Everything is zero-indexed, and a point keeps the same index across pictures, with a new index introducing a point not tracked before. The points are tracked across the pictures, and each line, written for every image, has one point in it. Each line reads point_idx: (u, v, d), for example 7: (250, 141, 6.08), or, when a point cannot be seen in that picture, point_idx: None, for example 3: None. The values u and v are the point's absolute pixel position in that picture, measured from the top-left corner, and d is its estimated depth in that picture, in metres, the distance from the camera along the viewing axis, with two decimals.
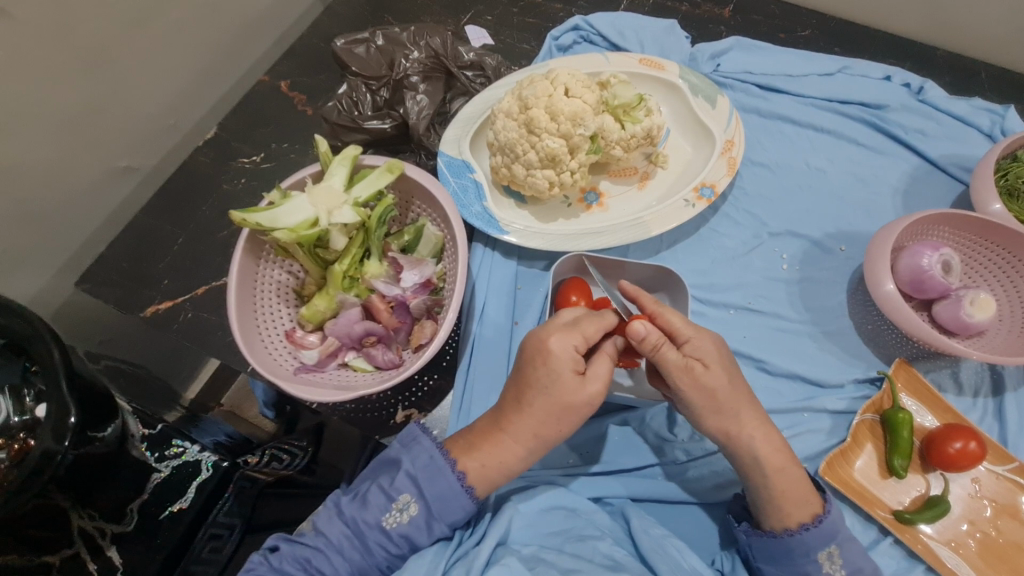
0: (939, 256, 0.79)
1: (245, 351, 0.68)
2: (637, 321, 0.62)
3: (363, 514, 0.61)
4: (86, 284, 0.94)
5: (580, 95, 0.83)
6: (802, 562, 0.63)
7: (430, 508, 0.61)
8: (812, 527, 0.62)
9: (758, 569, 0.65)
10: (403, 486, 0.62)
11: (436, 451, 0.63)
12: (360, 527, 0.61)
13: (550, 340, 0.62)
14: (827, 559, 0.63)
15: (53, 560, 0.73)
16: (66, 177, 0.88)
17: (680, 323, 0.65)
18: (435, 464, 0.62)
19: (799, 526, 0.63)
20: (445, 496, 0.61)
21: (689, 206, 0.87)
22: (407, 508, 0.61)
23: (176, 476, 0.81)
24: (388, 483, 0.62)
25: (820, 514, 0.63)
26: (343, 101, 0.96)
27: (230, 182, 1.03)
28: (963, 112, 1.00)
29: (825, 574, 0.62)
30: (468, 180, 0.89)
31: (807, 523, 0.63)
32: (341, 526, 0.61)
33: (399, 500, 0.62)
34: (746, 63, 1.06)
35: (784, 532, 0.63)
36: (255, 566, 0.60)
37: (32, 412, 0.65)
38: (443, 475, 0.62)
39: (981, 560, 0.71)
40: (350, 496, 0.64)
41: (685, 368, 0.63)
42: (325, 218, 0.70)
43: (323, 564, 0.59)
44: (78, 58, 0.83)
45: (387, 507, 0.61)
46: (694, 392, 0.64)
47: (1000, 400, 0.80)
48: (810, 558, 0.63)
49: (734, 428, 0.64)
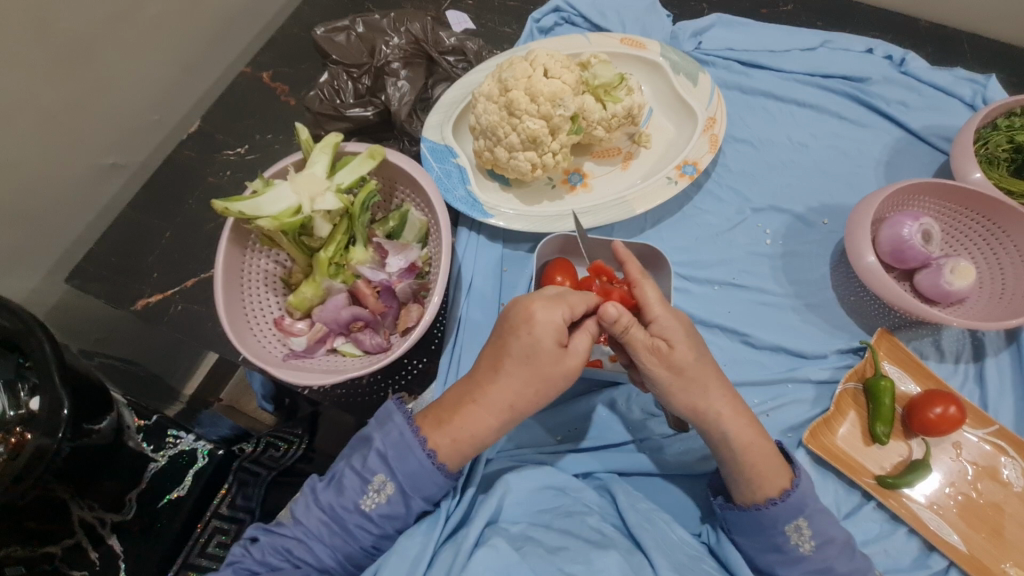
0: (920, 226, 0.80)
1: (234, 338, 0.69)
2: (610, 304, 0.62)
3: (340, 500, 0.61)
4: (76, 281, 0.94)
5: (560, 75, 0.83)
6: (770, 534, 0.63)
7: (404, 486, 0.61)
8: (780, 501, 0.62)
9: (732, 540, 0.66)
10: (376, 466, 0.61)
11: (405, 427, 0.62)
12: (337, 513, 0.61)
13: (534, 309, 0.62)
14: (796, 532, 0.62)
15: (54, 550, 0.73)
16: (52, 177, 0.88)
17: (653, 297, 0.65)
18: (405, 441, 0.61)
19: (767, 501, 0.63)
20: (417, 473, 0.61)
21: (672, 183, 0.88)
22: (383, 489, 0.61)
23: (171, 467, 0.81)
24: (361, 464, 0.62)
25: (787, 489, 0.63)
26: (324, 90, 0.97)
27: (216, 174, 1.03)
28: (944, 82, 1.00)
29: (792, 546, 0.62)
30: (451, 165, 0.89)
31: (774, 497, 0.63)
32: (318, 513, 0.61)
33: (374, 482, 0.61)
34: (728, 40, 1.06)
35: (753, 506, 0.63)
36: (238, 559, 0.59)
37: (26, 406, 0.66)
38: (412, 451, 0.61)
39: (962, 521, 0.72)
40: (326, 480, 0.63)
41: (652, 348, 0.64)
42: (308, 205, 0.71)
43: (304, 554, 0.59)
44: (59, 54, 0.83)
45: (363, 490, 0.61)
46: (662, 369, 0.64)
47: (981, 365, 0.81)
48: (778, 529, 0.62)
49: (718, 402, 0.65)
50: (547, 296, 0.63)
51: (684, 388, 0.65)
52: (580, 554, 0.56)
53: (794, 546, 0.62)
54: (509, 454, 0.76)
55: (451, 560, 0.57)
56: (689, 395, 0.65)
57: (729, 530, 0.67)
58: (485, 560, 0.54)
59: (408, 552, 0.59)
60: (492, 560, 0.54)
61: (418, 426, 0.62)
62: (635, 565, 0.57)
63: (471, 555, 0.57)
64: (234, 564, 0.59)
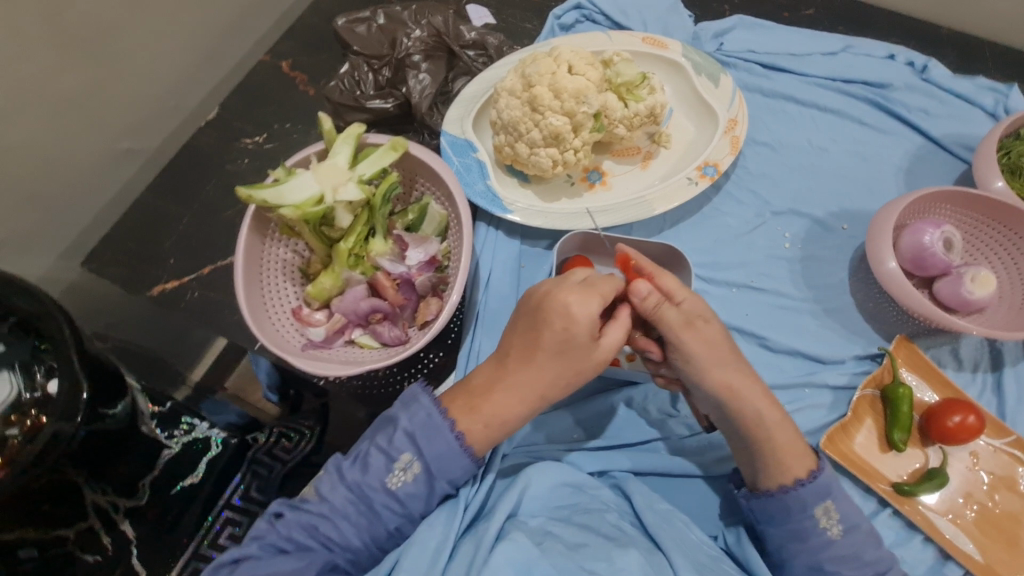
0: (941, 234, 0.80)
1: (253, 327, 0.68)
2: (640, 283, 0.66)
3: (367, 478, 0.61)
4: (92, 264, 0.96)
5: (584, 72, 0.82)
6: (797, 520, 0.62)
7: (431, 466, 0.61)
8: (807, 482, 0.62)
9: (762, 532, 0.66)
10: (404, 445, 0.61)
11: (433, 408, 0.62)
12: (364, 491, 0.60)
13: (573, 307, 0.61)
14: (825, 516, 0.62)
15: (67, 534, 0.72)
16: (69, 162, 0.88)
17: (674, 285, 0.68)
18: (433, 422, 0.62)
19: (794, 483, 0.63)
20: (444, 454, 0.61)
21: (693, 184, 0.87)
22: (410, 467, 0.61)
23: (187, 452, 0.81)
24: (387, 443, 0.62)
25: (815, 470, 0.63)
26: (345, 81, 0.97)
27: (234, 162, 1.03)
28: (966, 90, 1.00)
29: (822, 530, 0.62)
30: (471, 159, 0.89)
31: (802, 478, 0.63)
32: (344, 491, 0.60)
33: (401, 460, 0.61)
34: (750, 42, 1.05)
35: (779, 490, 0.63)
36: (262, 534, 0.59)
37: (43, 388, 0.65)
38: (440, 431, 0.61)
39: (978, 529, 0.72)
40: (350, 458, 0.63)
41: (687, 325, 0.65)
42: (331, 195, 0.71)
43: (331, 531, 0.59)
44: (79, 37, 0.82)
45: (390, 468, 0.61)
46: (700, 345, 0.64)
47: (998, 374, 0.81)
48: (807, 513, 0.62)
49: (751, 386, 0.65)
50: (585, 284, 0.63)
51: (720, 364, 0.65)
52: (601, 552, 0.56)
53: (821, 530, 0.62)
54: (525, 449, 0.76)
55: (472, 556, 0.58)
56: (728, 374, 0.65)
57: (756, 522, 0.66)
58: (507, 552, 0.55)
59: (428, 543, 0.60)
60: (512, 551, 0.55)
61: (446, 407, 0.63)
62: (655, 564, 0.57)
63: (491, 551, 0.57)
64: (259, 539, 0.58)
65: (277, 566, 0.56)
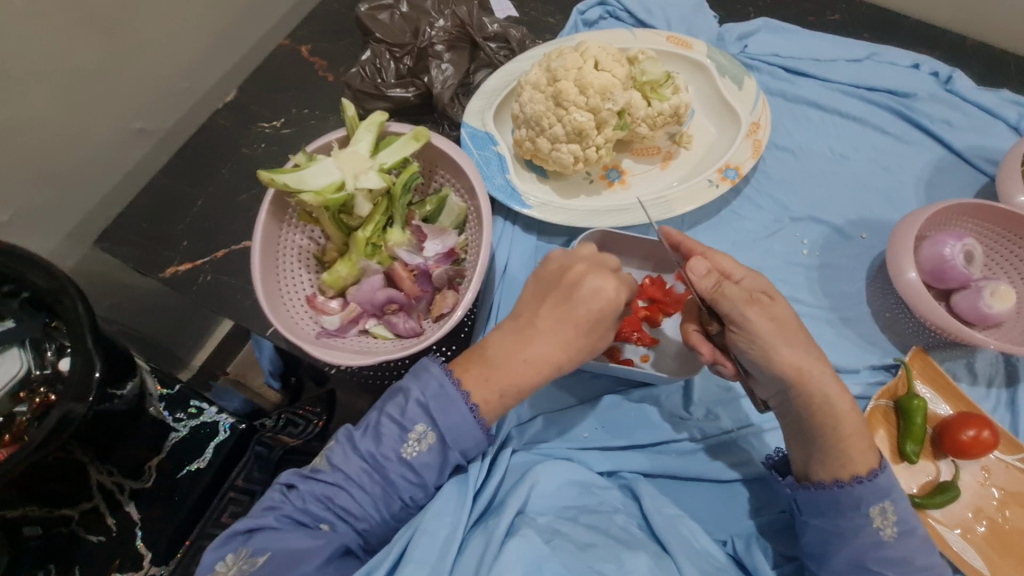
0: (962, 246, 0.79)
1: (268, 312, 0.68)
2: (698, 260, 0.67)
3: (380, 448, 0.60)
4: (105, 243, 0.93)
5: (610, 68, 0.81)
6: (851, 516, 0.62)
7: (445, 437, 0.61)
8: (866, 481, 0.61)
9: (803, 523, 0.65)
10: (417, 416, 0.61)
11: (445, 378, 0.62)
12: (378, 461, 0.60)
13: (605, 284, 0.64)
14: (880, 515, 0.61)
15: (71, 513, 0.73)
16: (81, 139, 0.88)
17: (732, 264, 0.69)
18: (445, 393, 0.61)
19: (852, 479, 0.62)
20: (458, 425, 0.61)
21: (713, 186, 0.87)
22: (423, 438, 0.60)
23: (194, 436, 0.79)
24: (400, 414, 0.61)
25: (876, 470, 0.62)
26: (366, 68, 0.95)
27: (250, 147, 1.01)
28: (991, 103, 0.99)
29: (875, 529, 0.61)
30: (491, 152, 0.88)
31: (861, 476, 0.62)
32: (357, 460, 0.60)
33: (414, 431, 0.60)
34: (774, 46, 1.04)
35: (834, 484, 0.62)
36: (277, 505, 0.59)
37: (53, 366, 0.66)
38: (453, 402, 0.61)
39: (986, 545, 0.72)
40: (361, 429, 0.63)
41: (750, 299, 0.64)
42: (352, 182, 0.70)
43: (345, 501, 0.59)
44: (98, 12, 0.82)
45: (403, 439, 0.60)
46: (766, 323, 0.63)
47: (1013, 391, 0.81)
48: (861, 511, 0.61)
49: (819, 370, 0.63)
50: (594, 260, 0.68)
51: (790, 343, 0.63)
52: (611, 553, 0.56)
53: (875, 529, 0.61)
54: (534, 444, 0.76)
55: (482, 551, 0.57)
56: (795, 355, 0.63)
57: (800, 513, 0.66)
58: (518, 550, 0.54)
59: (438, 533, 0.60)
60: (524, 549, 0.54)
61: (458, 378, 0.62)
62: (663, 568, 0.57)
63: (502, 547, 0.56)
64: (274, 509, 0.59)
65: (292, 538, 0.57)
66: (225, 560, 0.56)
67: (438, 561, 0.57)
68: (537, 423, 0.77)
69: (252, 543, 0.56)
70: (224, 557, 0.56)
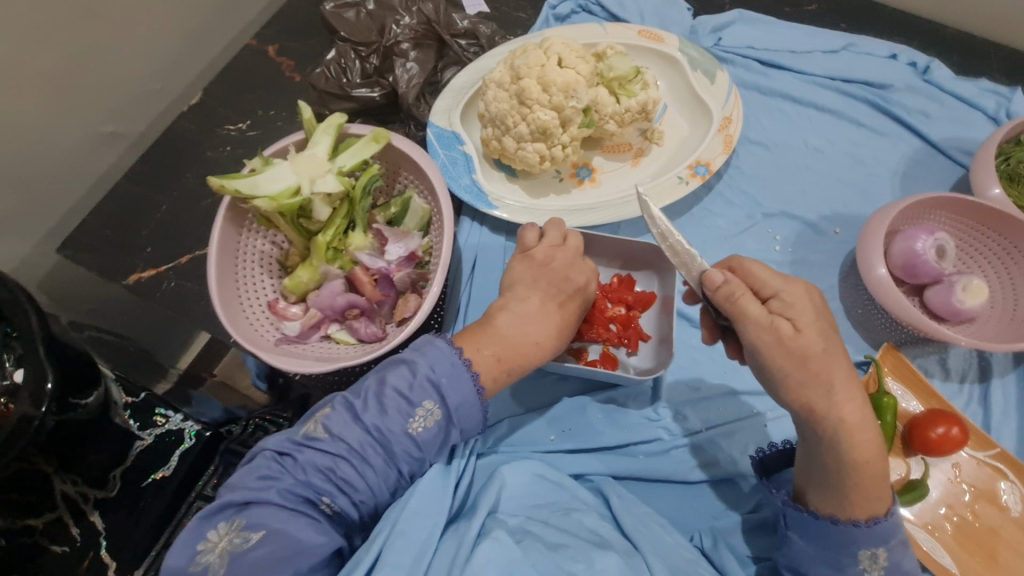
0: (934, 241, 0.78)
1: (224, 320, 0.67)
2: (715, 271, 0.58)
3: (386, 421, 0.58)
4: (68, 251, 0.92)
5: (574, 65, 0.80)
6: (839, 554, 0.56)
7: (453, 415, 0.59)
8: (864, 526, 0.55)
9: (785, 536, 0.59)
10: (425, 392, 0.59)
11: (456, 357, 0.60)
12: (383, 435, 0.58)
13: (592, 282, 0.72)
14: (869, 558, 0.56)
15: (35, 524, 0.73)
16: (52, 143, 0.86)
17: (766, 274, 0.59)
18: (457, 371, 0.60)
19: (849, 521, 0.55)
20: (467, 403, 0.60)
21: (683, 183, 0.85)
22: (431, 415, 0.59)
23: (159, 444, 0.79)
24: (408, 388, 0.59)
25: (879, 516, 0.55)
26: (331, 68, 0.94)
27: (215, 149, 1.00)
28: (969, 93, 0.98)
29: (861, 571, 0.56)
30: (457, 152, 0.87)
31: (859, 519, 0.55)
32: (361, 432, 0.58)
33: (423, 407, 0.59)
34: (749, 38, 1.03)
35: (828, 519, 0.56)
36: (273, 476, 0.55)
37: (11, 377, 0.63)
38: (463, 381, 0.60)
39: (957, 543, 0.71)
40: (361, 398, 0.60)
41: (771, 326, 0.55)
42: (308, 186, 0.69)
43: (349, 474, 0.57)
44: (63, 13, 0.80)
45: (410, 414, 0.59)
46: (770, 352, 0.55)
47: (986, 386, 0.80)
48: (850, 551, 0.56)
49: (846, 404, 0.55)
50: (578, 252, 0.73)
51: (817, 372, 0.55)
52: (581, 553, 0.55)
53: (860, 571, 0.56)
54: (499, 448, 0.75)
55: (454, 553, 0.55)
56: (808, 390, 0.55)
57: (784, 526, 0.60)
58: (486, 555, 0.53)
59: (415, 536, 0.57)
60: (493, 553, 0.53)
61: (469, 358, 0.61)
62: (634, 566, 0.56)
63: (473, 548, 0.55)
64: (272, 482, 0.55)
65: (289, 513, 0.54)
66: (218, 532, 0.53)
67: (414, 564, 0.55)
68: (502, 427, 0.77)
69: (248, 515, 0.53)
70: (216, 527, 0.53)
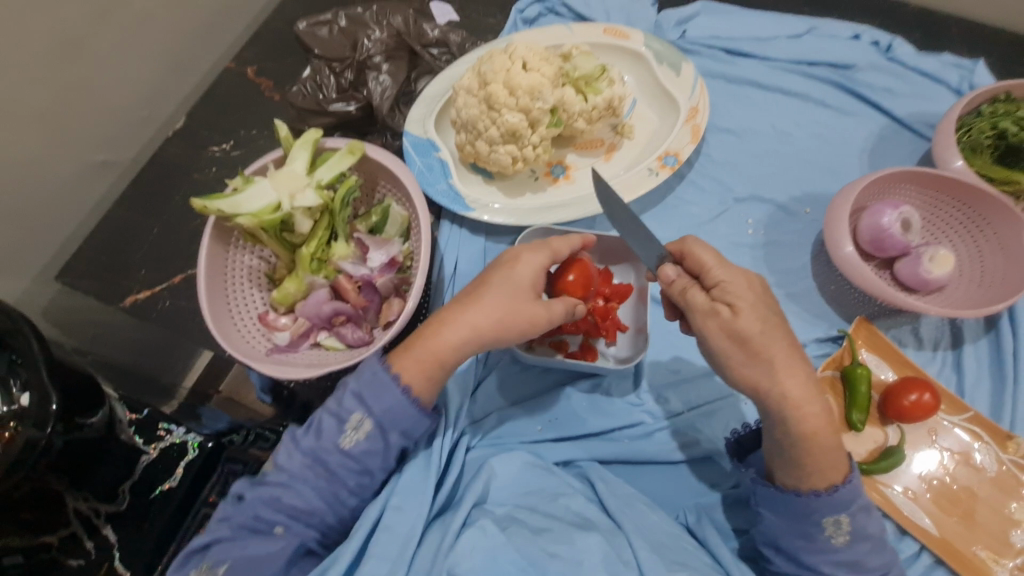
0: (899, 215, 0.80)
1: (216, 334, 0.70)
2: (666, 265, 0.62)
3: (321, 442, 0.60)
4: (67, 278, 0.96)
5: (538, 68, 0.83)
6: (804, 523, 0.59)
7: (382, 421, 0.61)
8: (824, 495, 0.58)
9: (759, 514, 0.63)
10: (352, 407, 0.61)
11: (378, 365, 0.62)
12: (320, 455, 0.60)
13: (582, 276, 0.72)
14: (833, 525, 0.59)
15: (51, 540, 0.76)
16: (46, 175, 0.89)
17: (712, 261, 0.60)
18: (378, 379, 0.61)
19: (811, 492, 0.59)
20: (394, 407, 0.61)
21: (653, 174, 0.88)
22: (361, 426, 0.60)
23: (165, 458, 0.82)
24: (338, 407, 0.61)
25: (838, 484, 0.58)
26: (307, 85, 0.98)
27: (202, 171, 1.04)
28: (932, 68, 1.00)
29: (826, 538, 0.59)
30: (433, 158, 0.90)
31: (819, 489, 0.58)
32: (301, 457, 0.60)
33: (351, 420, 0.60)
34: (713, 28, 1.05)
35: (792, 491, 0.60)
36: (230, 516, 0.59)
37: (18, 401, 0.67)
38: (386, 388, 0.61)
39: (935, 505, 0.73)
40: (304, 427, 0.63)
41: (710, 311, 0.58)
42: (288, 202, 0.72)
43: (296, 501, 0.59)
44: (47, 51, 0.84)
45: (341, 430, 0.60)
46: (722, 340, 0.58)
47: (958, 352, 0.82)
48: (813, 520, 0.59)
49: (789, 380, 0.57)
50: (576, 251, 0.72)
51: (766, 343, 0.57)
52: (564, 535, 0.58)
53: (826, 538, 0.59)
54: (489, 441, 0.78)
55: (437, 543, 0.60)
56: (755, 371, 0.57)
57: (756, 503, 0.63)
58: (472, 541, 0.56)
59: (399, 530, 0.62)
60: (479, 540, 0.56)
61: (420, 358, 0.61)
62: (614, 544, 0.59)
63: (457, 537, 0.59)
64: (228, 521, 0.58)
65: (250, 545, 0.57)
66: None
67: (400, 553, 0.60)
68: (490, 421, 0.79)
69: (212, 555, 0.56)
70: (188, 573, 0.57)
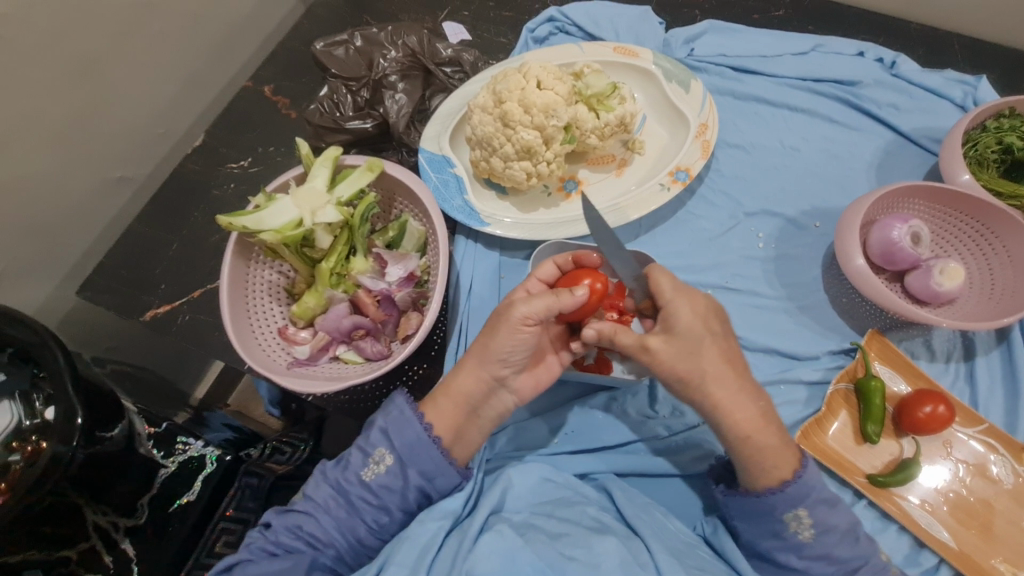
0: (909, 228, 0.81)
1: (239, 346, 0.71)
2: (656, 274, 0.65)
3: (345, 473, 0.64)
4: (86, 292, 0.98)
5: (552, 86, 0.85)
6: (769, 521, 0.62)
7: (402, 457, 0.64)
8: (778, 491, 0.61)
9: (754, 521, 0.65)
10: (377, 440, 0.65)
11: (405, 404, 0.66)
12: (343, 486, 0.64)
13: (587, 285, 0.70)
14: (795, 520, 0.62)
15: (70, 554, 0.76)
16: (66, 191, 0.91)
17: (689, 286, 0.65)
18: (402, 415, 0.65)
19: (766, 490, 0.62)
20: (415, 443, 0.64)
21: (665, 189, 0.89)
22: (382, 461, 0.64)
23: (184, 470, 0.83)
24: (365, 441, 0.65)
25: (790, 478, 0.62)
26: (324, 103, 1.00)
27: (220, 187, 1.06)
28: (936, 84, 1.02)
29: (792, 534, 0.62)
30: (449, 175, 0.92)
31: (773, 488, 0.62)
32: (326, 488, 0.64)
33: (375, 454, 0.64)
34: (720, 46, 1.07)
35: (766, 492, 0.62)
36: (252, 540, 0.62)
37: (42, 415, 0.68)
38: (410, 422, 0.65)
39: (952, 517, 0.74)
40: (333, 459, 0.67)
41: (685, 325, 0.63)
42: (309, 218, 0.73)
43: (314, 529, 0.62)
44: (69, 70, 0.86)
45: (364, 462, 0.64)
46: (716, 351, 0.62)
47: (971, 365, 0.83)
48: (777, 516, 0.62)
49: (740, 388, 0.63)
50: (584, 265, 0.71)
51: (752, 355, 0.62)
52: (579, 539, 0.58)
53: (793, 533, 0.61)
54: (506, 454, 0.79)
55: (455, 551, 0.59)
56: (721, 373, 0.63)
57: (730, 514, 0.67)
58: (490, 545, 0.56)
59: (419, 539, 0.61)
60: (496, 545, 0.56)
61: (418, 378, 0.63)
62: (631, 548, 0.59)
63: (475, 542, 0.59)
64: (250, 544, 0.62)
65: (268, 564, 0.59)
66: None
67: (416, 563, 0.59)
68: (507, 434, 0.80)
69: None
70: None
